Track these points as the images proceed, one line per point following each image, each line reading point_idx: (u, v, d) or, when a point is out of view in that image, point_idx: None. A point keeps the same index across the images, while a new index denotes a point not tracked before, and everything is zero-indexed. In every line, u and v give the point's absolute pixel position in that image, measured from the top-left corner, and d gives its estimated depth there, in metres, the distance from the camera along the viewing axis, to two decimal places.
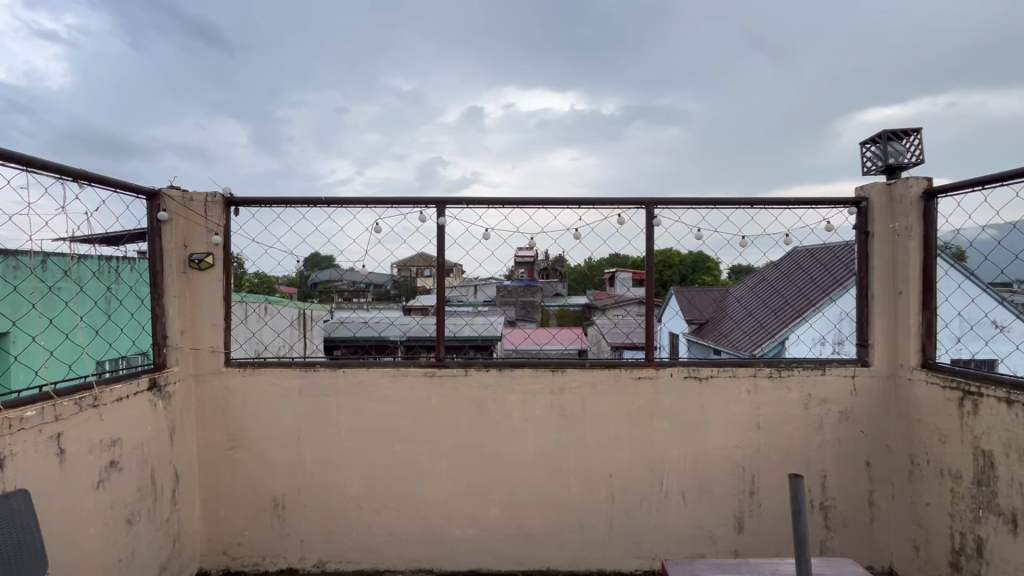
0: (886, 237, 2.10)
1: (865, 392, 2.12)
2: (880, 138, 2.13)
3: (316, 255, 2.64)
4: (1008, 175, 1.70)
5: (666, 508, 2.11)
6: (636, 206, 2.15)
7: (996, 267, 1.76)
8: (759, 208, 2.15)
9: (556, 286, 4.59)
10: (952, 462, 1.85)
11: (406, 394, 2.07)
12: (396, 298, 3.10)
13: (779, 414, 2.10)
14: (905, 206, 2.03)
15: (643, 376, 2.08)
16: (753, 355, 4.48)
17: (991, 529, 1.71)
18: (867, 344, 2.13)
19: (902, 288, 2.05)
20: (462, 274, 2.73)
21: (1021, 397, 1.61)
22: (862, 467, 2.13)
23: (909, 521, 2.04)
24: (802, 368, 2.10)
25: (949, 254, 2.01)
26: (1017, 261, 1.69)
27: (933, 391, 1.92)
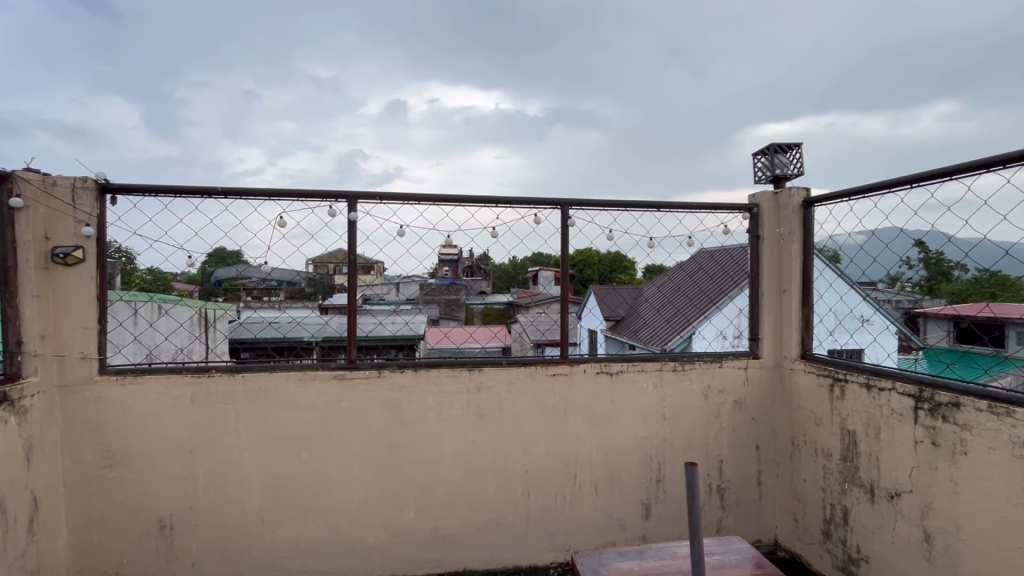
0: (773, 241, 2.31)
1: (756, 382, 2.32)
2: (767, 150, 2.33)
3: (220, 250, 2.40)
4: (943, 172, 1.67)
5: (580, 500, 2.17)
6: (551, 206, 2.19)
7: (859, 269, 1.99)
8: (665, 211, 2.28)
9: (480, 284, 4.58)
10: (824, 442, 2.08)
11: (314, 398, 1.96)
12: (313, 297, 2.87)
13: (682, 405, 2.24)
14: (788, 213, 2.25)
15: (558, 373, 2.12)
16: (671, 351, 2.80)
17: (854, 499, 1.94)
18: (757, 338, 2.33)
19: (786, 287, 2.26)
20: (383, 271, 2.63)
21: (877, 382, 1.84)
22: (752, 450, 2.33)
23: (790, 496, 2.27)
24: (702, 361, 2.26)
25: (825, 257, 2.25)
26: (876, 263, 1.93)
27: (810, 379, 2.15)
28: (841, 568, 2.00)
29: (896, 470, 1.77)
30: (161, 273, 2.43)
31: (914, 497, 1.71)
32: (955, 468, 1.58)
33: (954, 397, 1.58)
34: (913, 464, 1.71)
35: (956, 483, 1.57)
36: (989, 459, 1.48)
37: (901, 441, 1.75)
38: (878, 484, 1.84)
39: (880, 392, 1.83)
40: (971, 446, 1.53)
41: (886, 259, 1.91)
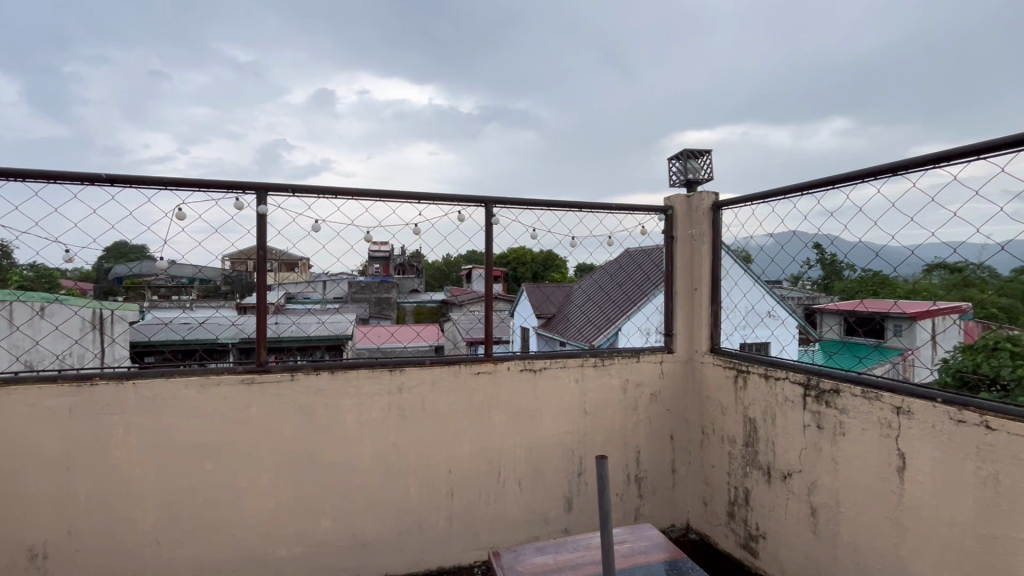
0: (686, 242, 2.45)
1: (670, 376, 2.44)
2: (681, 155, 2.46)
3: (120, 244, 2.21)
4: (834, 180, 1.83)
5: (504, 497, 2.19)
6: (475, 204, 2.18)
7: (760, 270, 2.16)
8: (587, 211, 2.35)
9: (411, 282, 4.66)
10: (729, 429, 2.23)
11: (218, 405, 1.82)
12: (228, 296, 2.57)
13: (602, 399, 2.32)
14: (699, 215, 2.39)
15: (482, 371, 2.12)
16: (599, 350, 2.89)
17: (754, 481, 2.10)
18: (671, 333, 2.46)
19: (697, 285, 2.41)
20: (309, 268, 2.50)
21: (773, 373, 2.00)
22: (667, 440, 2.45)
23: (700, 482, 2.42)
24: (621, 356, 2.35)
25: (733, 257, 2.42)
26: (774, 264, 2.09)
27: (718, 371, 2.30)
28: (743, 545, 2.16)
29: (789, 452, 1.94)
30: (46, 269, 2.16)
31: (803, 477, 1.88)
32: (836, 448, 1.75)
33: (836, 384, 1.76)
34: (802, 446, 1.88)
35: (837, 462, 1.75)
36: (863, 439, 1.66)
37: (792, 425, 1.92)
38: (774, 466, 2.01)
39: (776, 381, 1.99)
40: (848, 427, 1.71)
41: (781, 259, 2.10)
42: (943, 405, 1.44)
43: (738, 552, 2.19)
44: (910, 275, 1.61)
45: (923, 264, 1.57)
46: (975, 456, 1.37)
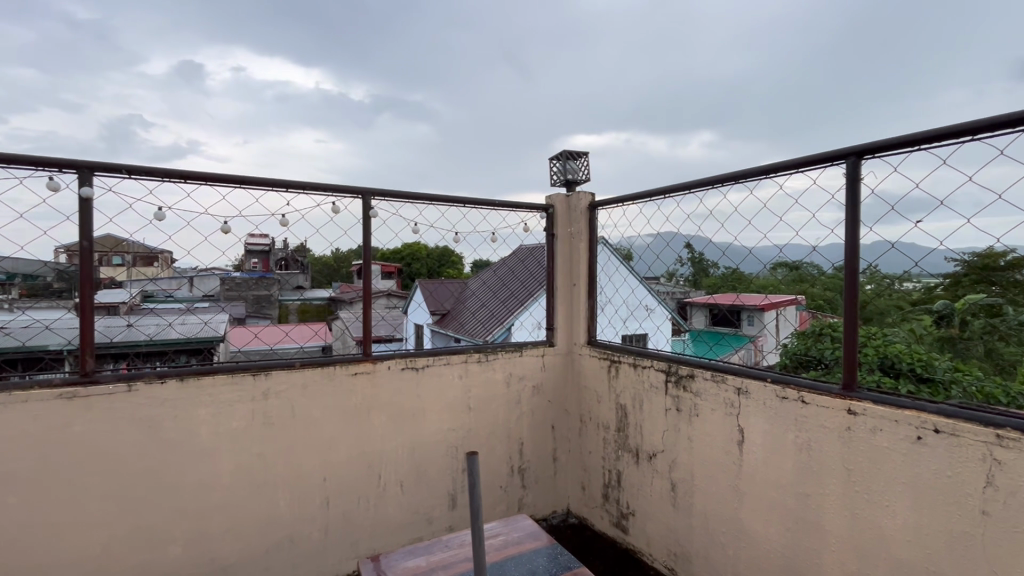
0: (565, 239, 2.56)
1: (551, 368, 2.54)
2: (560, 156, 2.56)
3: None
4: (690, 185, 2.06)
5: (384, 500, 2.11)
6: (352, 196, 2.07)
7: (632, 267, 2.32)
8: (470, 207, 2.35)
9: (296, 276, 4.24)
10: (603, 417, 2.38)
11: (26, 426, 1.52)
12: (56, 295, 2.17)
13: (486, 395, 2.34)
14: (577, 214, 2.51)
15: (359, 371, 2.02)
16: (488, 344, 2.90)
17: (625, 463, 2.26)
18: (552, 327, 2.56)
19: (576, 281, 2.52)
20: (172, 262, 2.09)
21: (641, 361, 2.17)
22: (549, 430, 2.54)
23: (579, 467, 2.55)
24: (505, 351, 2.39)
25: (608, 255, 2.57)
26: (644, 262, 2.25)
27: (594, 362, 2.43)
28: (616, 523, 2.32)
29: (653, 434, 2.11)
30: None
31: (665, 455, 2.06)
32: (692, 427, 1.94)
33: (691, 370, 1.95)
34: (665, 428, 2.05)
35: (692, 440, 1.94)
36: (712, 417, 1.86)
37: (657, 409, 2.09)
38: (641, 448, 2.17)
39: (643, 370, 2.16)
40: (700, 409, 1.90)
41: (648, 256, 2.28)
42: (772, 384, 1.66)
43: (611, 531, 2.35)
44: (752, 271, 1.80)
45: (762, 264, 1.75)
46: (795, 427, 1.59)
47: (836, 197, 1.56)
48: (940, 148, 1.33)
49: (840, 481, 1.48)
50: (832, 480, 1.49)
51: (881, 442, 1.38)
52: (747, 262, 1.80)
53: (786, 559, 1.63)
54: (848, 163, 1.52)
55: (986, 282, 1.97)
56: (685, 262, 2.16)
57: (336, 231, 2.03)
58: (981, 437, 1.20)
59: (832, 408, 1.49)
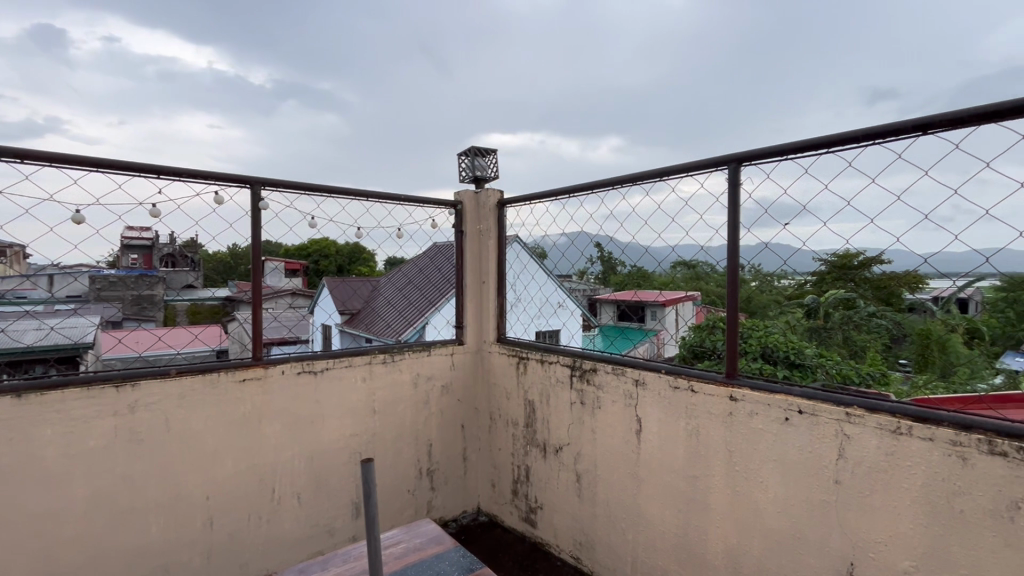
0: (474, 236, 2.54)
1: (460, 367, 2.51)
2: (469, 152, 2.54)
3: None
4: (592, 185, 2.13)
5: (279, 515, 1.95)
6: (238, 185, 1.89)
7: None
8: (374, 201, 2.24)
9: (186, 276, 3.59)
10: (512, 413, 2.40)
11: None
12: None
13: (391, 397, 2.25)
14: (486, 211, 2.50)
15: (248, 377, 1.85)
16: (396, 343, 2.80)
17: (533, 458, 2.30)
18: (461, 325, 2.53)
19: (485, 278, 2.52)
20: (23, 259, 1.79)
21: (548, 357, 2.21)
22: (458, 429, 2.51)
23: (489, 465, 2.55)
24: (411, 351, 2.32)
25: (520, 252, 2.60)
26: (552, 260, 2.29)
27: (502, 359, 2.44)
28: (525, 518, 2.35)
29: (559, 428, 2.16)
30: None
31: (570, 448, 2.12)
32: (594, 419, 2.01)
33: (594, 364, 2.01)
34: (570, 421, 2.11)
35: (594, 432, 2.01)
36: (613, 409, 1.94)
37: (562, 403, 2.14)
38: (548, 442, 2.22)
39: (549, 365, 2.20)
40: (602, 401, 1.97)
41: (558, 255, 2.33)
42: (665, 374, 1.76)
43: (520, 525, 2.38)
44: (648, 267, 1.87)
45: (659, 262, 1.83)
46: (685, 414, 1.70)
47: (720, 200, 1.68)
48: (803, 159, 1.48)
49: (723, 462, 1.60)
50: (717, 462, 1.62)
51: (757, 424, 1.52)
52: (643, 259, 1.88)
53: (678, 538, 1.74)
54: (730, 169, 1.65)
55: (840, 278, 2.24)
56: (592, 261, 2.23)
57: (219, 223, 1.84)
58: (834, 415, 1.36)
59: (716, 395, 1.62)
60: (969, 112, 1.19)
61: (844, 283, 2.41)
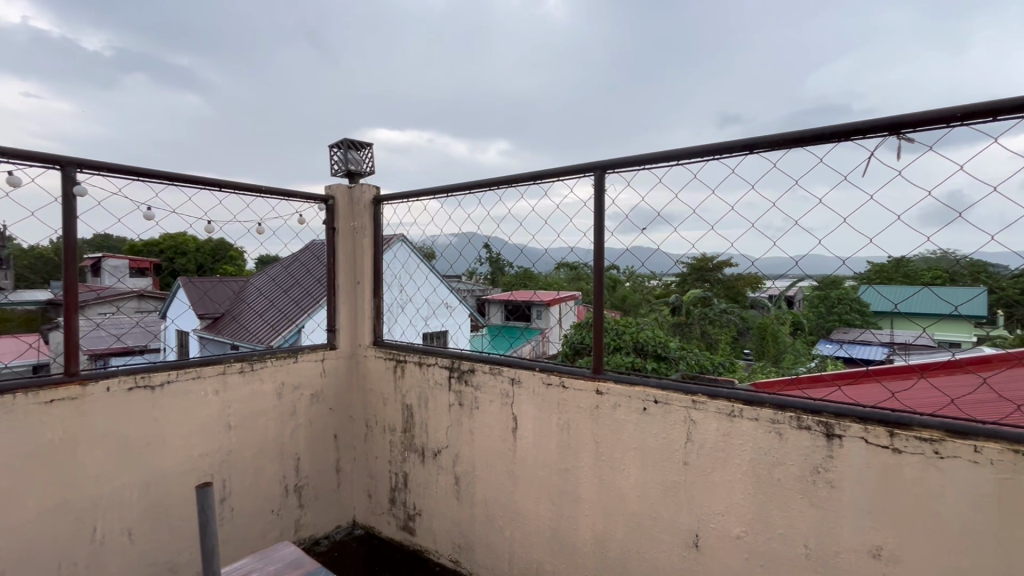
0: (347, 234, 2.40)
1: (332, 373, 2.34)
2: (342, 145, 2.39)
3: None
4: (470, 186, 2.13)
5: (104, 557, 1.66)
6: (43, 166, 1.56)
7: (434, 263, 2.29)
8: (228, 192, 2.00)
9: None
10: (389, 419, 2.31)
11: None
12: None
13: (250, 409, 2.03)
14: (361, 208, 2.38)
15: (58, 398, 1.54)
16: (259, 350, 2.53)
17: (411, 464, 2.23)
18: (334, 329, 2.38)
19: (359, 278, 2.39)
20: None
21: (426, 360, 2.16)
22: (330, 440, 2.35)
23: (365, 475, 2.43)
24: (275, 358, 2.12)
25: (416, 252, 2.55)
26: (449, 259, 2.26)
27: (379, 363, 2.33)
28: (403, 527, 2.28)
29: (438, 432, 2.13)
30: None
31: (448, 451, 2.09)
32: (472, 420, 2.01)
33: (471, 364, 2.01)
34: (448, 424, 2.08)
35: (473, 433, 2.01)
36: (490, 409, 1.95)
37: (440, 407, 2.11)
38: (426, 446, 2.17)
39: (428, 367, 2.15)
40: (480, 401, 1.98)
41: (451, 254, 2.29)
42: (540, 372, 1.81)
43: (398, 535, 2.30)
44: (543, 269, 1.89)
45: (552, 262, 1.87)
46: (557, 410, 1.77)
47: (588, 205, 1.77)
48: (657, 169, 1.61)
49: (590, 453, 1.69)
50: (585, 453, 1.70)
51: (619, 415, 1.62)
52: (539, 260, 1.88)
53: (551, 530, 1.80)
54: (595, 176, 1.74)
55: (698, 279, 2.49)
56: (482, 262, 2.23)
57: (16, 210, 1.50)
58: (683, 403, 1.50)
59: (584, 389, 1.70)
60: (782, 136, 1.38)
61: (699, 283, 2.69)
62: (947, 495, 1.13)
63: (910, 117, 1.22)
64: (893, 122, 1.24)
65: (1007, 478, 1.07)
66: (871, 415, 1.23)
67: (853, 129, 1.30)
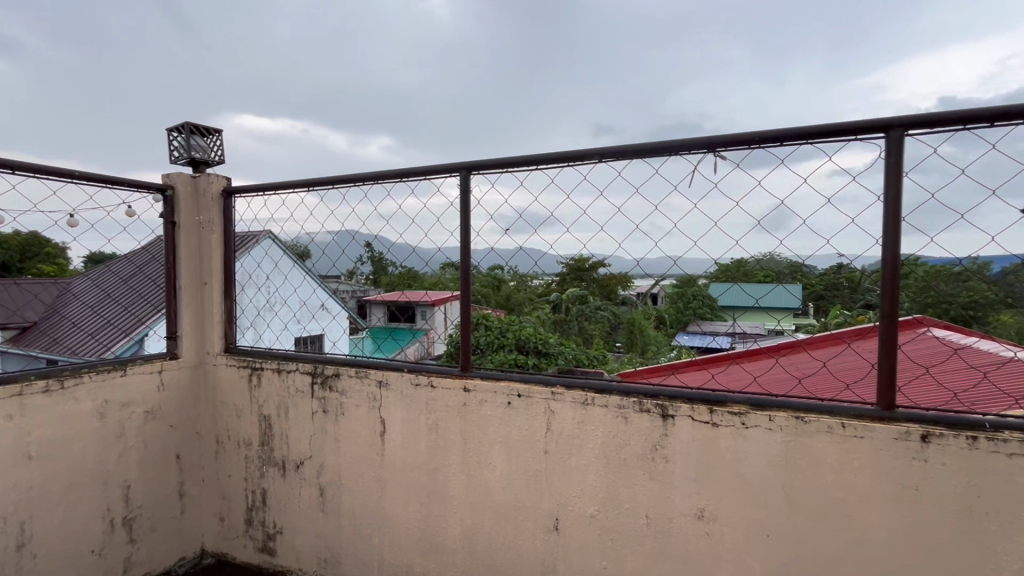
0: (191, 229, 2.13)
1: (173, 386, 2.08)
2: (183, 129, 2.12)
3: None
4: (334, 181, 2.03)
5: None
6: None
7: (330, 262, 2.15)
8: (26, 177, 1.67)
9: None
10: (244, 433, 2.11)
11: None
12: None
13: (61, 435, 1.72)
14: (207, 200, 2.13)
15: None
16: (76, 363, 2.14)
17: (271, 479, 2.06)
18: (174, 336, 2.11)
19: (207, 278, 2.15)
20: None
21: (285, 366, 2.01)
22: (171, 461, 2.07)
23: (216, 496, 2.19)
24: (95, 373, 1.82)
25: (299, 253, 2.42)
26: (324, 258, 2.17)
27: (231, 372, 2.12)
28: (261, 548, 2.09)
29: (301, 443, 1.99)
30: None
31: (312, 462, 1.97)
32: (338, 427, 1.91)
33: (337, 369, 1.92)
34: (311, 433, 1.96)
35: (338, 440, 1.91)
36: (357, 414, 1.87)
37: (303, 415, 1.98)
38: (288, 459, 2.02)
39: (288, 374, 2.00)
40: (346, 407, 1.89)
41: (332, 252, 2.15)
42: (408, 373, 1.79)
43: (256, 558, 2.11)
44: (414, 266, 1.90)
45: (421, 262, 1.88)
46: (426, 410, 1.76)
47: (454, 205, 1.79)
48: (518, 172, 1.67)
49: (458, 451, 1.71)
50: (453, 451, 1.71)
51: (486, 411, 1.66)
52: (409, 259, 1.90)
53: (421, 532, 1.78)
54: (461, 176, 1.76)
55: (573, 279, 2.63)
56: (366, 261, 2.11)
57: None
58: (543, 395, 1.58)
59: (452, 388, 1.71)
60: (625, 147, 1.52)
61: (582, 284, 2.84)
62: (751, 459, 1.34)
63: (722, 138, 1.41)
64: (710, 141, 1.43)
65: (791, 440, 1.30)
66: (695, 396, 1.41)
67: (681, 146, 1.46)
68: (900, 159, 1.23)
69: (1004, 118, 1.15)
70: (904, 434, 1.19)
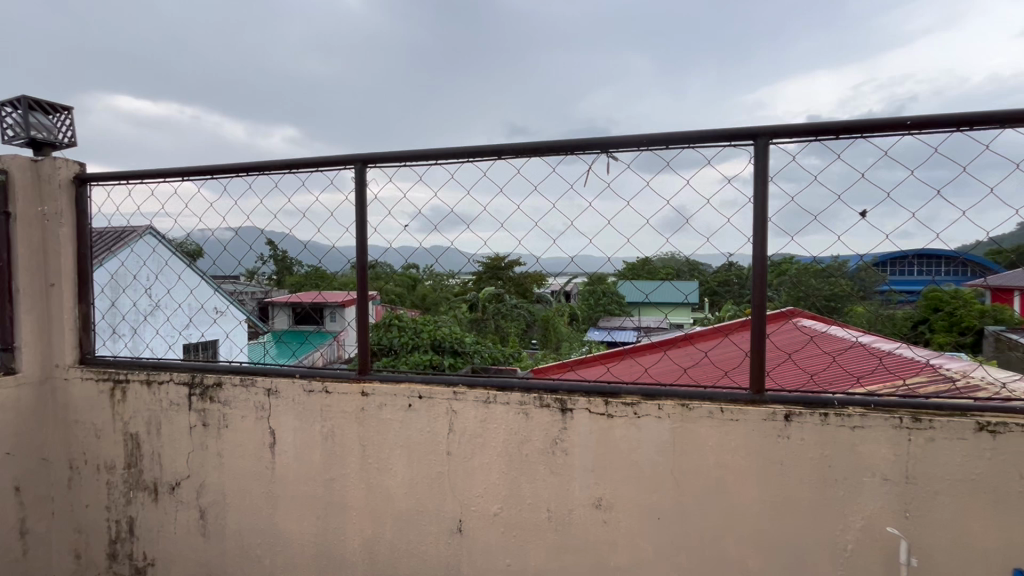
0: (31, 222, 1.82)
1: (9, 406, 1.76)
2: (18, 103, 1.78)
3: None
4: (212, 170, 1.83)
5: None
6: None
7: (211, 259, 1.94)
8: None
9: None
10: (105, 455, 1.84)
11: None
12: None
13: None
14: (53, 188, 1.83)
15: None
16: None
17: (140, 506, 1.83)
18: (11, 347, 1.79)
19: (54, 279, 1.85)
20: None
21: (156, 377, 1.78)
22: (8, 495, 1.76)
23: (71, 530, 1.90)
24: None
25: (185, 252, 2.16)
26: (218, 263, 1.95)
27: (87, 386, 1.84)
28: None
29: (176, 461, 1.78)
30: None
31: (190, 482, 1.77)
32: (220, 442, 1.73)
33: (218, 378, 1.74)
34: (189, 450, 1.77)
35: (221, 456, 1.74)
36: (242, 426, 1.71)
37: (178, 431, 1.77)
38: (160, 481, 1.80)
39: (159, 386, 1.78)
40: (230, 418, 1.72)
41: (215, 250, 1.95)
42: (300, 379, 1.67)
43: None
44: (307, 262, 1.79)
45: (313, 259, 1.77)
46: (320, 417, 1.65)
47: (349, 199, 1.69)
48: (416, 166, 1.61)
49: (357, 458, 1.62)
50: (351, 459, 1.62)
51: (385, 415, 1.59)
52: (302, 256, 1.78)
53: (317, 548, 1.67)
54: (356, 168, 1.67)
55: (490, 276, 2.60)
56: (267, 260, 1.94)
57: None
58: (445, 395, 1.55)
59: (349, 393, 1.62)
60: (523, 145, 1.52)
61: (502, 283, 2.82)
62: (642, 447, 1.40)
63: (613, 139, 1.47)
64: (602, 142, 1.47)
65: (677, 427, 1.38)
66: (592, 389, 1.45)
67: (574, 146, 1.50)
68: (765, 165, 1.35)
69: (847, 132, 1.30)
70: (771, 415, 1.31)
